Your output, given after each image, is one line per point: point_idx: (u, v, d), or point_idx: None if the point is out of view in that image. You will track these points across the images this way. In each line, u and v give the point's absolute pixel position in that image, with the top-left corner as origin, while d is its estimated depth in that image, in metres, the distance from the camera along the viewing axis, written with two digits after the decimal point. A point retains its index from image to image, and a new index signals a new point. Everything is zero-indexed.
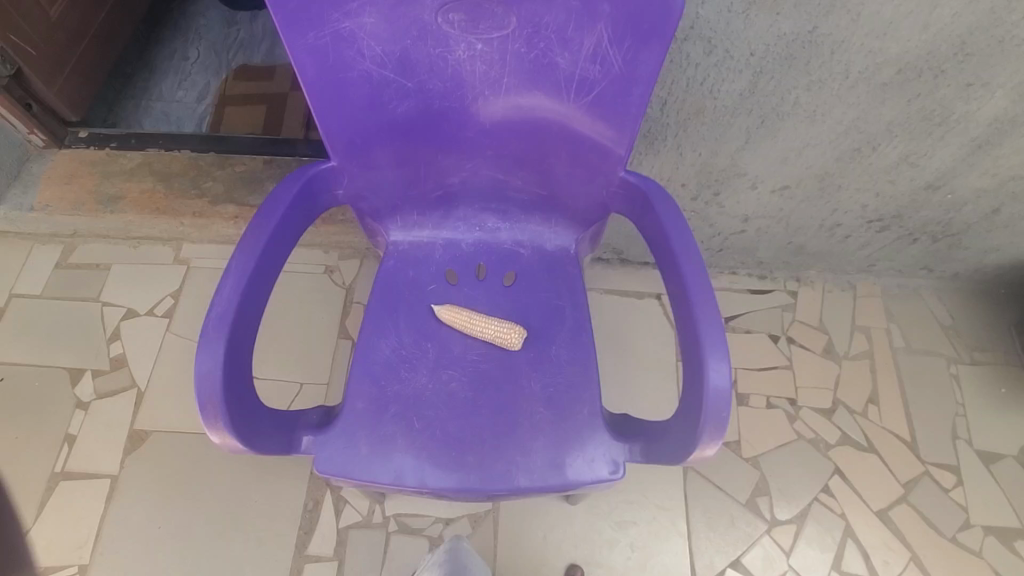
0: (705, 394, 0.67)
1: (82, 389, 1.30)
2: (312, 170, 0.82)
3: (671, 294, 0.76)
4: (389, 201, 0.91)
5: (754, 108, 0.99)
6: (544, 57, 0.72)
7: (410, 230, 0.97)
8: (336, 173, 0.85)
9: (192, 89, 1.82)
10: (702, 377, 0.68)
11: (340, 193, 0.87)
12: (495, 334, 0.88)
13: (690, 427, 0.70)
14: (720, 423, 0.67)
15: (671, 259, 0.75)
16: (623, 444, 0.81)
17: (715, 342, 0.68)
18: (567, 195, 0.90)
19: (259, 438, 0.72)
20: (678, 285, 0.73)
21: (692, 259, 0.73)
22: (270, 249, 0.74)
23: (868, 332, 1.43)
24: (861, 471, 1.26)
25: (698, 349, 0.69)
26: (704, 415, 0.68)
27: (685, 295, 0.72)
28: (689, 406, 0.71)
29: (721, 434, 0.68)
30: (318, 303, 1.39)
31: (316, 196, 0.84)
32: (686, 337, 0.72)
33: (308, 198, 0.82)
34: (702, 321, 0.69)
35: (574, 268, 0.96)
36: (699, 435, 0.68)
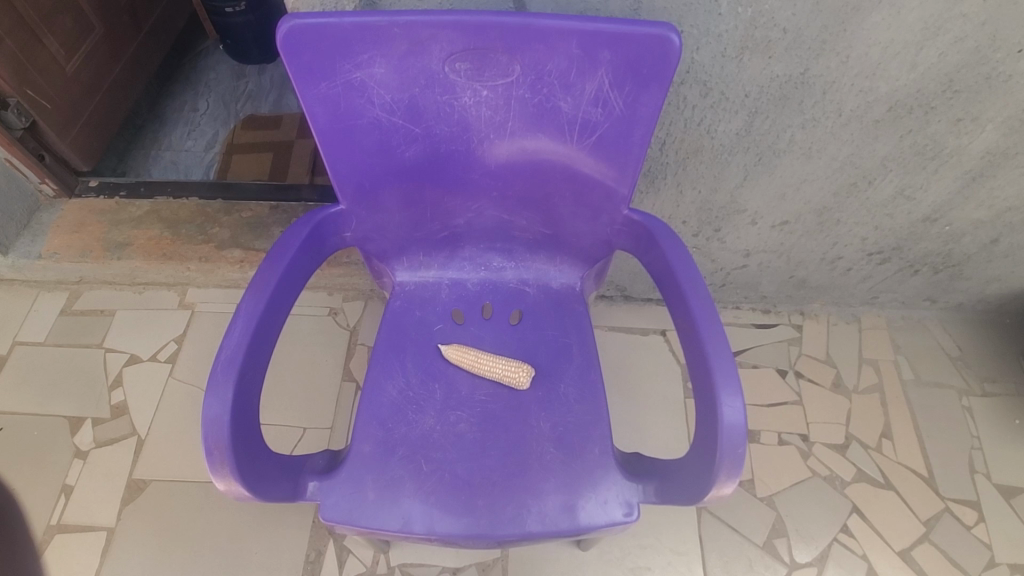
0: (719, 429, 0.66)
1: (81, 438, 1.27)
2: (322, 213, 0.83)
3: (679, 327, 0.76)
4: (397, 242, 0.93)
5: (750, 147, 1.01)
6: (548, 101, 0.75)
7: (416, 271, 0.98)
8: (345, 215, 0.86)
9: (201, 139, 1.88)
10: (715, 412, 0.67)
11: (349, 234, 0.88)
12: (501, 376, 0.87)
13: (706, 465, 0.68)
14: (736, 459, 0.66)
15: (678, 293, 0.76)
16: (637, 484, 0.79)
17: (728, 374, 0.67)
18: (572, 233, 0.91)
19: (266, 483, 0.70)
20: (687, 318, 0.73)
21: (699, 294, 0.73)
22: (281, 290, 0.75)
23: (875, 364, 1.42)
24: (880, 508, 1.23)
25: (710, 384, 0.68)
26: (719, 452, 0.66)
27: (694, 329, 0.72)
28: (704, 443, 0.69)
29: (738, 470, 0.66)
30: (322, 346, 1.39)
31: (326, 237, 0.85)
32: (697, 374, 0.72)
33: (319, 239, 0.83)
34: (712, 354, 0.69)
35: (580, 305, 0.96)
36: (716, 473, 0.66)
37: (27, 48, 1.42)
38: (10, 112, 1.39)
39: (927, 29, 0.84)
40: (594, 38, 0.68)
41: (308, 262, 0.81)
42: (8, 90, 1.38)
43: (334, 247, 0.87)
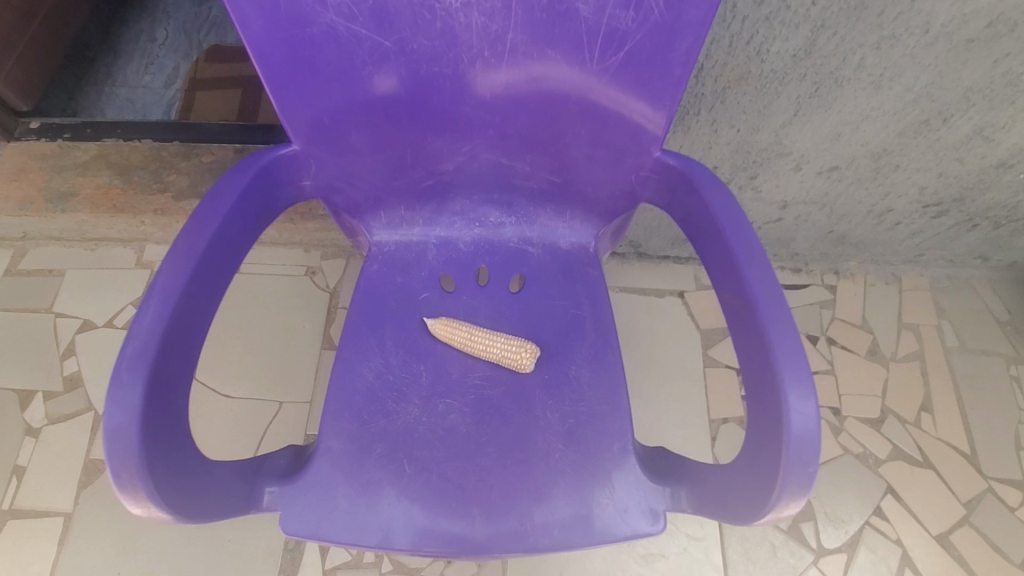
0: (784, 439, 0.50)
1: (32, 414, 1.14)
2: (268, 156, 0.64)
3: (726, 304, 0.59)
4: (369, 193, 0.74)
5: (808, 73, 0.82)
6: (561, 2, 0.56)
7: (396, 228, 0.80)
8: (299, 157, 0.67)
9: (160, 73, 1.65)
10: (777, 417, 0.51)
11: (307, 182, 0.70)
12: (505, 360, 0.72)
13: (762, 486, 0.52)
14: (803, 480, 0.49)
15: (728, 257, 0.57)
16: (664, 487, 0.66)
17: (797, 368, 0.50)
18: (587, 181, 0.73)
19: (212, 503, 0.55)
20: (737, 293, 0.56)
21: (756, 260, 0.55)
22: (212, 258, 0.57)
23: (915, 330, 1.28)
24: (916, 489, 1.12)
25: (771, 379, 0.51)
26: (782, 474, 0.49)
27: (752, 308, 0.54)
28: (763, 458, 0.52)
29: (804, 494, 0.50)
30: (299, 310, 1.23)
31: (278, 186, 0.67)
32: (752, 368, 0.54)
33: (267, 188, 0.65)
34: (775, 343, 0.51)
35: (594, 269, 0.79)
36: (775, 498, 0.50)
37: None
38: None
39: None
40: None
41: (250, 219, 0.63)
42: None
43: (289, 199, 0.69)
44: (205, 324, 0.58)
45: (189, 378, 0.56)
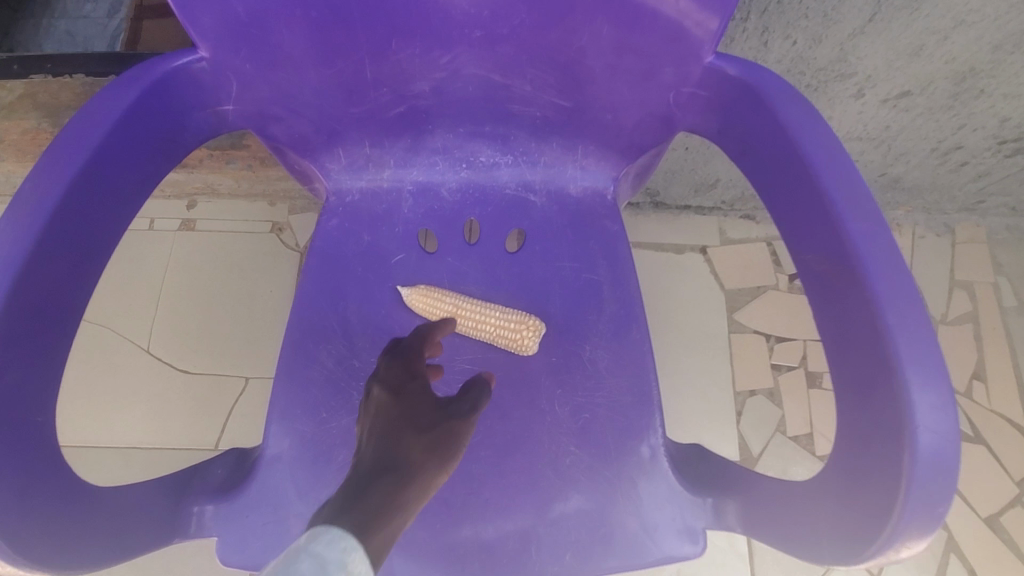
0: (906, 465, 0.34)
1: None
2: (161, 67, 0.46)
3: (810, 270, 0.42)
4: (319, 124, 0.56)
5: None
6: None
7: (359, 172, 0.62)
8: (212, 70, 0.49)
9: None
10: (893, 432, 0.35)
11: (230, 107, 0.52)
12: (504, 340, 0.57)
13: (860, 528, 0.37)
14: (925, 526, 0.35)
15: (818, 206, 0.40)
16: (704, 499, 0.52)
17: (928, 371, 0.34)
18: (607, 104, 0.56)
19: (116, 532, 0.42)
20: (831, 255, 0.40)
21: (862, 208, 0.39)
22: (74, 213, 0.42)
23: (970, 288, 1.12)
24: (965, 467, 1.00)
25: (888, 378, 0.36)
26: (899, 513, 0.34)
27: (858, 280, 0.37)
28: (865, 489, 0.37)
29: (921, 543, 0.35)
30: (265, 273, 1.07)
31: (184, 112, 0.49)
32: (852, 360, 0.39)
33: (166, 114, 0.48)
34: (896, 333, 0.35)
35: (613, 222, 0.62)
36: (881, 548, 0.36)
37: None
38: None
39: None
40: None
41: (137, 157, 0.46)
42: None
43: (202, 127, 0.51)
44: (69, 301, 0.42)
45: (46, 377, 0.41)
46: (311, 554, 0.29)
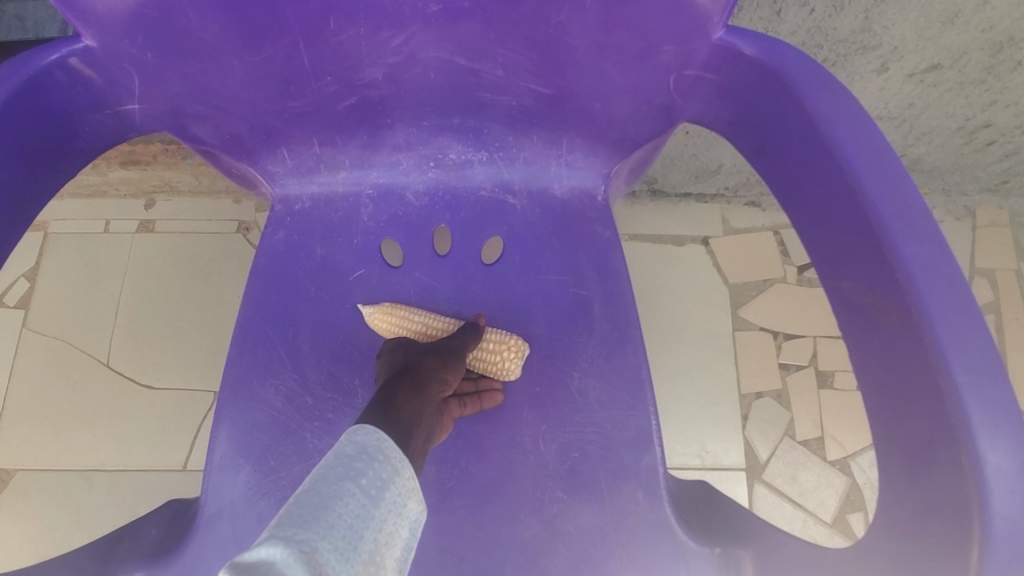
0: (975, 560, 0.27)
1: None
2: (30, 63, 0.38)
3: (846, 301, 0.35)
4: (252, 121, 0.48)
5: None
6: None
7: (310, 175, 0.54)
8: (103, 62, 0.40)
9: None
10: (957, 514, 0.28)
11: (134, 106, 0.43)
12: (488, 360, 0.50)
13: None
14: None
15: (861, 225, 0.33)
16: (713, 549, 0.44)
17: (1008, 435, 0.27)
18: (595, 91, 0.47)
19: None
20: (875, 284, 0.32)
21: (915, 227, 0.31)
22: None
23: (992, 276, 1.04)
24: None
25: (949, 446, 0.28)
26: None
27: (914, 318, 0.30)
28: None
29: None
30: (232, 277, 0.99)
31: (71, 116, 0.41)
32: (901, 413, 0.32)
33: (43, 122, 0.39)
34: (965, 388, 0.28)
35: (605, 226, 0.54)
36: None
37: None
38: None
39: None
40: None
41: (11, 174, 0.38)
42: None
43: (99, 131, 0.43)
44: None
45: None
46: (353, 439, 0.35)
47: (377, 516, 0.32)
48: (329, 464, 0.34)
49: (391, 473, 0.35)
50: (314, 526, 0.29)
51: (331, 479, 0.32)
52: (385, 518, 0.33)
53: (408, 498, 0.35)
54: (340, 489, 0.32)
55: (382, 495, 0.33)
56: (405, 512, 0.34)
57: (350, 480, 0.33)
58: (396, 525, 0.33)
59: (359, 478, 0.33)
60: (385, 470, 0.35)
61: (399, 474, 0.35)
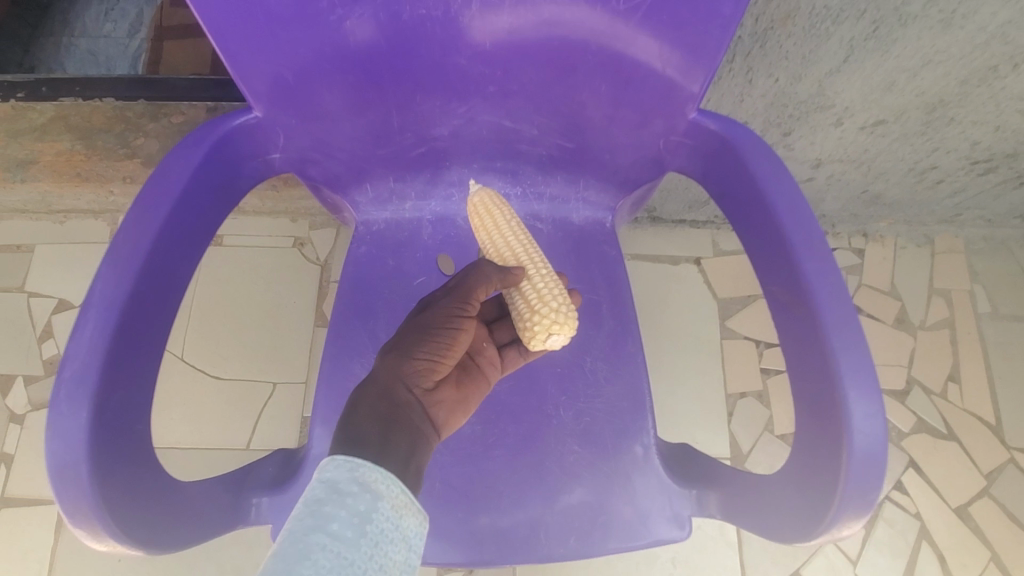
0: (846, 458, 0.42)
1: (14, 399, 1.10)
2: (224, 127, 0.54)
3: (774, 296, 0.50)
4: (351, 165, 0.64)
5: (867, 9, 0.68)
6: None
7: (385, 204, 0.70)
8: (262, 125, 0.56)
9: (122, 20, 1.50)
10: (837, 433, 0.43)
11: (276, 154, 0.59)
12: (527, 314, 0.56)
13: (813, 510, 0.44)
14: (862, 508, 0.42)
15: (780, 245, 0.49)
16: (690, 490, 0.60)
17: (863, 378, 0.43)
18: (606, 146, 0.63)
19: (199, 521, 0.49)
20: (790, 284, 0.48)
21: (812, 246, 0.47)
22: (161, 258, 0.48)
23: (948, 296, 1.19)
24: (938, 460, 1.08)
25: (830, 388, 0.44)
26: (841, 496, 0.42)
27: (810, 306, 0.45)
28: (819, 483, 0.45)
29: (860, 521, 0.43)
30: (289, 283, 1.15)
31: (239, 162, 0.57)
32: (803, 370, 0.47)
33: (225, 166, 0.55)
34: (838, 349, 0.43)
35: (612, 247, 0.70)
36: (829, 526, 0.43)
37: None
38: None
39: None
40: None
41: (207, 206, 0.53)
42: None
43: (253, 173, 0.59)
44: (156, 329, 0.48)
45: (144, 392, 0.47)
46: (326, 482, 0.39)
47: (357, 552, 0.37)
48: (302, 515, 0.37)
49: (369, 504, 0.39)
50: None
51: (304, 533, 0.36)
52: (370, 546, 0.37)
53: (395, 513, 0.40)
54: (313, 543, 0.36)
55: (362, 528, 0.38)
56: (393, 528, 0.39)
57: (320, 532, 0.36)
58: (386, 543, 0.38)
59: (332, 524, 0.37)
60: (360, 504, 0.38)
61: (382, 498, 0.39)
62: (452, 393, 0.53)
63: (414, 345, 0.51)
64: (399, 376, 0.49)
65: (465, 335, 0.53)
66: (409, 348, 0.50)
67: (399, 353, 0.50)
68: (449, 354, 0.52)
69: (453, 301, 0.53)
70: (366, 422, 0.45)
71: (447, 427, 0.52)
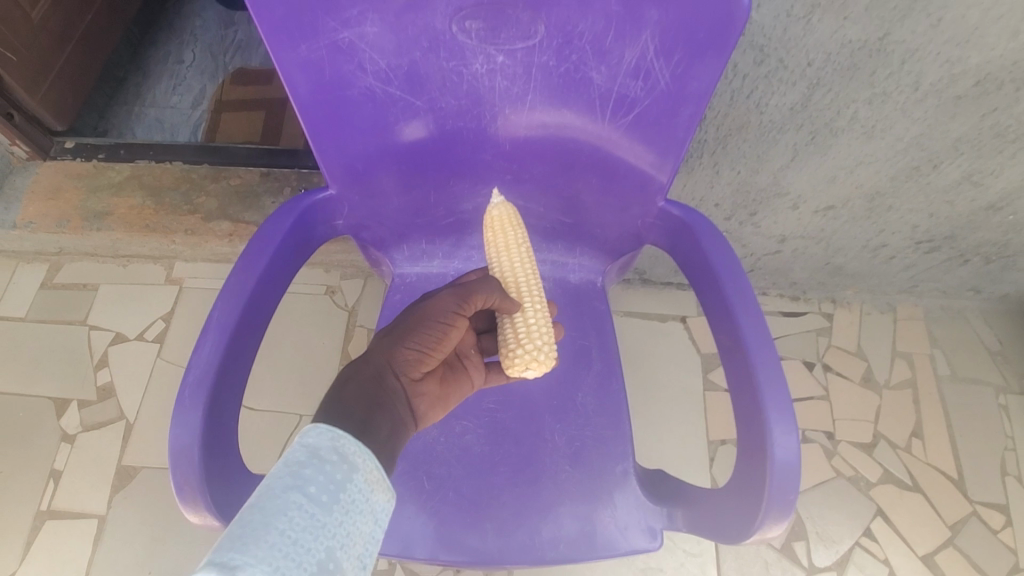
0: (770, 471, 0.56)
1: (68, 420, 1.23)
2: (307, 201, 0.71)
3: (720, 344, 0.65)
4: (396, 230, 0.81)
5: (804, 124, 0.86)
6: (577, 70, 0.62)
7: (418, 261, 0.86)
8: (333, 200, 0.74)
9: (188, 94, 1.74)
10: (764, 451, 0.57)
11: (341, 222, 0.76)
12: (514, 345, 0.65)
13: (748, 513, 0.58)
14: (783, 510, 0.56)
15: (724, 305, 0.64)
16: (662, 507, 0.72)
17: (781, 409, 0.57)
18: (597, 223, 0.80)
19: None
20: (731, 335, 0.62)
21: (748, 307, 0.62)
22: (256, 299, 0.63)
23: (910, 358, 1.32)
24: (904, 510, 1.17)
25: (759, 417, 0.58)
26: (766, 500, 0.56)
27: (744, 353, 0.60)
28: (752, 491, 0.58)
29: (784, 521, 0.57)
30: (320, 326, 1.30)
31: (314, 227, 0.73)
32: (741, 401, 0.61)
33: (305, 230, 0.71)
34: (764, 387, 0.58)
35: (602, 303, 0.85)
36: (759, 524, 0.57)
37: None
38: None
39: None
40: None
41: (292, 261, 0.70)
42: None
43: (323, 236, 0.75)
44: (247, 352, 0.62)
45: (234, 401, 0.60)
46: (309, 449, 0.46)
47: (328, 513, 0.43)
48: (283, 474, 0.44)
49: (344, 474, 0.46)
50: (264, 535, 0.39)
51: (283, 490, 0.43)
52: (340, 510, 0.44)
53: (367, 487, 0.47)
54: (290, 499, 0.42)
55: (336, 492, 0.44)
56: (362, 499, 0.46)
57: (298, 491, 0.43)
58: (355, 510, 0.45)
59: (309, 486, 0.43)
60: (336, 473, 0.45)
61: (356, 470, 0.47)
62: (432, 384, 0.63)
63: (407, 335, 0.61)
64: (389, 360, 0.59)
65: (451, 335, 0.64)
66: (403, 339, 0.61)
67: (394, 343, 0.60)
68: (435, 349, 0.63)
69: (445, 305, 0.64)
70: (355, 398, 0.54)
71: (422, 412, 0.61)
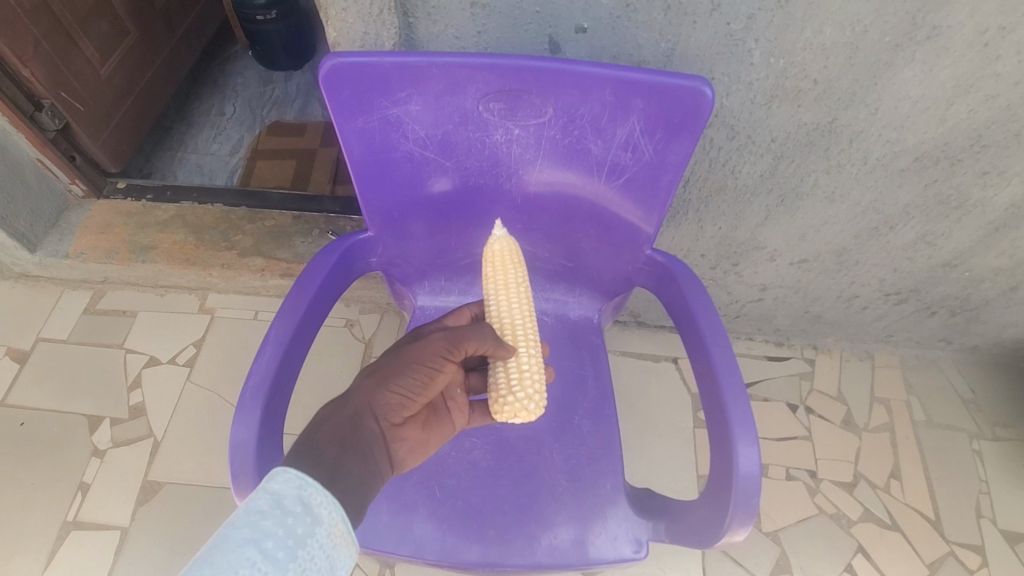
0: (735, 478, 0.66)
1: (100, 436, 1.32)
2: (350, 240, 0.84)
3: (696, 372, 0.76)
4: (421, 267, 0.94)
5: (774, 188, 1.00)
6: (578, 142, 0.76)
7: (437, 295, 0.98)
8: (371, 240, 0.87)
9: (227, 142, 1.92)
10: (730, 462, 0.67)
11: (375, 259, 0.89)
12: (506, 391, 0.71)
13: (718, 517, 0.68)
14: (747, 514, 0.66)
15: (699, 339, 0.75)
16: (647, 521, 0.80)
17: (745, 426, 0.68)
18: (594, 267, 0.92)
19: None
20: (705, 364, 0.74)
21: (719, 340, 0.74)
22: (305, 321, 0.75)
23: (887, 403, 1.42)
24: (884, 548, 1.23)
25: (727, 432, 0.68)
26: (732, 505, 0.66)
27: (714, 379, 0.71)
28: (721, 498, 0.68)
29: (748, 525, 0.66)
30: (339, 356, 1.41)
31: (353, 262, 0.86)
32: (712, 421, 0.72)
33: (346, 264, 0.84)
34: (730, 407, 0.69)
35: (597, 337, 0.96)
36: (727, 527, 0.66)
37: (63, 51, 1.46)
38: (43, 114, 1.43)
39: (958, 87, 0.82)
40: (628, 87, 0.70)
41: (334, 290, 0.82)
42: (41, 92, 1.42)
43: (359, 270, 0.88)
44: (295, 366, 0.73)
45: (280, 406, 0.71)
46: (276, 499, 0.51)
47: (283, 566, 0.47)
48: (247, 521, 0.49)
49: (307, 527, 0.50)
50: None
51: (241, 541, 0.47)
52: (297, 561, 0.48)
53: (326, 539, 0.51)
54: (246, 551, 0.47)
55: (296, 544, 0.49)
56: (322, 552, 0.50)
57: (255, 543, 0.47)
58: (313, 562, 0.49)
59: (268, 539, 0.48)
60: (299, 525, 0.50)
61: (319, 524, 0.51)
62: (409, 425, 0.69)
63: (392, 378, 0.66)
64: (370, 404, 0.64)
65: (438, 381, 0.69)
66: (388, 383, 0.65)
67: (380, 385, 0.65)
68: (420, 394, 0.68)
69: (431, 355, 0.68)
70: (328, 441, 0.59)
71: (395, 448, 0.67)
